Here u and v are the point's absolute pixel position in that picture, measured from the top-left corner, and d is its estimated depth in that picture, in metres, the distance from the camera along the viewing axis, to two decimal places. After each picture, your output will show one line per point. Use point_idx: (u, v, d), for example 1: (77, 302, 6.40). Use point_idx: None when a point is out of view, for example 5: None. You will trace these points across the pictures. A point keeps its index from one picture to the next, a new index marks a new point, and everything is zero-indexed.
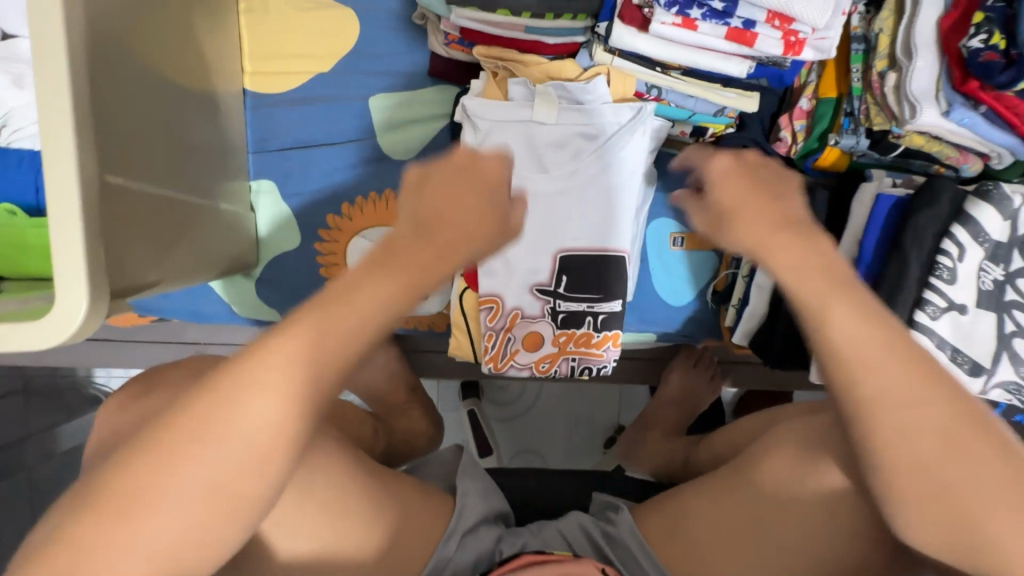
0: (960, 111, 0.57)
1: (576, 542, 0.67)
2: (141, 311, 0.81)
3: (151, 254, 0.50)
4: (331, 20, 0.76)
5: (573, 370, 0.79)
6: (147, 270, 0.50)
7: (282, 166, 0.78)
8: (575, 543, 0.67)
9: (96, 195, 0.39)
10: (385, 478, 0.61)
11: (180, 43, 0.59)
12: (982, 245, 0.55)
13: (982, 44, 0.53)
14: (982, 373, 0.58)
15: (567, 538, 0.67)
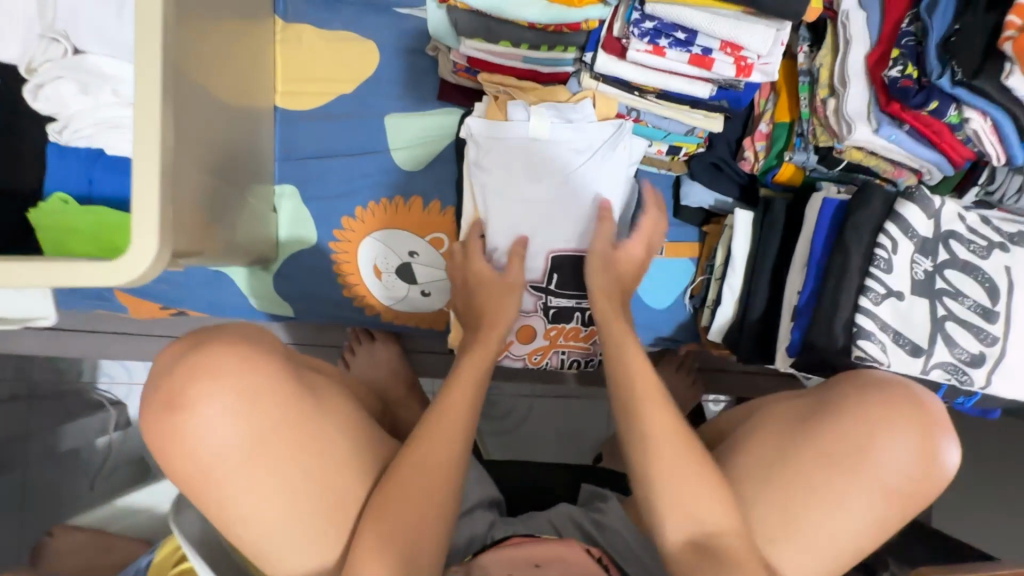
0: (887, 128, 0.68)
1: (562, 525, 0.81)
2: (163, 303, 0.88)
3: (198, 227, 0.57)
4: (356, 50, 0.87)
5: (564, 362, 0.86)
6: (194, 239, 0.57)
7: (304, 173, 0.87)
8: (561, 526, 0.80)
9: (170, 162, 0.47)
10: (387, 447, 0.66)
11: (226, 57, 0.69)
12: (912, 238, 0.64)
13: (899, 74, 0.65)
14: (921, 355, 0.65)
15: (556, 526, 0.80)
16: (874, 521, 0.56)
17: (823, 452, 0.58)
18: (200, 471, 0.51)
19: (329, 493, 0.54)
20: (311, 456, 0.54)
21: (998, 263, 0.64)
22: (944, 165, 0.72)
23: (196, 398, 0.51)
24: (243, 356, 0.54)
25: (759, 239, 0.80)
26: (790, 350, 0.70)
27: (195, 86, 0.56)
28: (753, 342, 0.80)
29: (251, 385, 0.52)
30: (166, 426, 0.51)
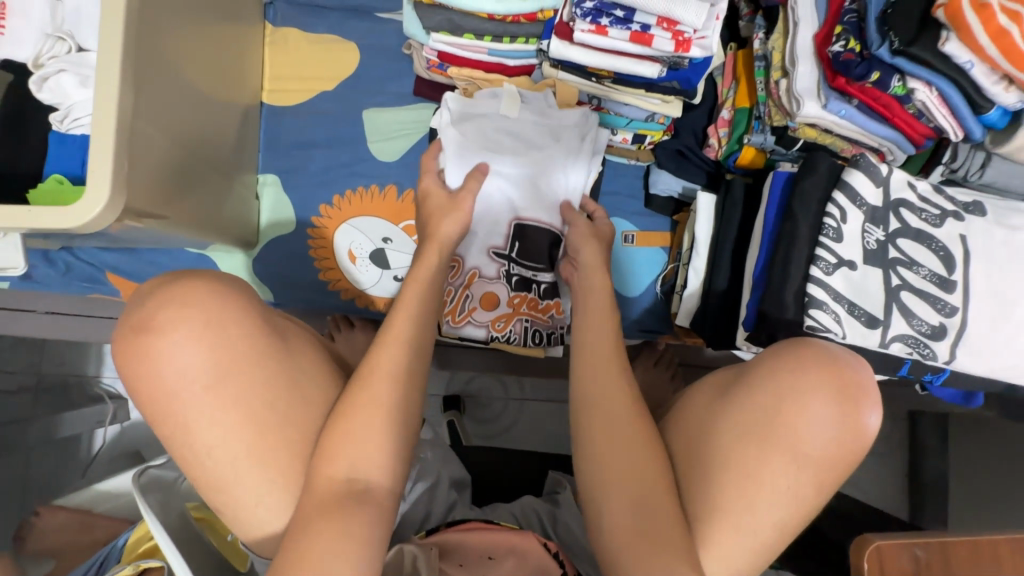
0: (836, 104, 0.69)
1: (522, 517, 0.79)
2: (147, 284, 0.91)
3: (159, 193, 0.61)
4: (339, 51, 0.94)
5: (525, 332, 0.86)
6: (157, 203, 0.61)
7: (286, 164, 0.92)
8: (520, 518, 0.79)
9: (129, 120, 0.52)
10: None
11: (209, 48, 0.75)
12: (860, 207, 0.64)
13: (841, 48, 0.66)
14: (878, 326, 0.64)
15: (516, 515, 0.79)
16: (824, 490, 0.55)
17: (767, 413, 0.55)
18: (165, 394, 0.52)
19: (286, 437, 0.55)
20: (269, 395, 0.55)
21: (951, 231, 0.66)
22: (903, 143, 0.72)
23: (169, 322, 0.51)
24: (219, 289, 0.55)
25: (720, 219, 0.80)
26: (746, 324, 0.69)
27: (166, 62, 0.62)
28: (716, 319, 0.80)
29: (221, 318, 0.53)
30: (136, 349, 0.51)
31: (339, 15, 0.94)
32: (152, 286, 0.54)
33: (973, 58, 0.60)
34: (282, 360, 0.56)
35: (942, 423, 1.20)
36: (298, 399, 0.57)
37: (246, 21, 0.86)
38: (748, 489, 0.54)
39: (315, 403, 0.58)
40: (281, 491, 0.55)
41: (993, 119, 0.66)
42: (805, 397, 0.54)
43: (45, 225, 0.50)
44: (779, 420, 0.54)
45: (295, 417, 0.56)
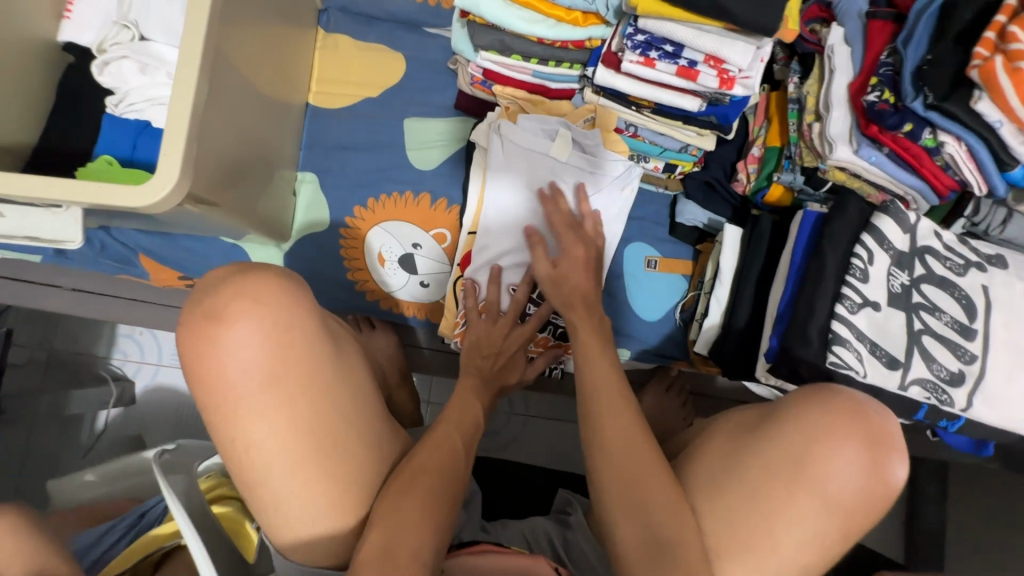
0: (869, 150, 0.71)
1: (533, 539, 0.78)
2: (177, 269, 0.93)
3: (214, 181, 0.64)
4: (386, 60, 0.97)
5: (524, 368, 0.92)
6: (211, 191, 0.63)
7: (324, 164, 0.94)
8: (532, 540, 0.78)
9: (200, 112, 0.55)
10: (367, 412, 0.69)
11: (267, 49, 0.78)
12: (887, 251, 0.66)
13: (876, 98, 0.69)
14: (898, 367, 0.65)
15: (527, 538, 0.78)
16: (843, 530, 0.56)
17: (794, 454, 0.56)
18: (225, 386, 0.52)
19: (325, 443, 0.55)
20: (317, 398, 0.55)
21: (973, 281, 0.68)
22: (929, 193, 0.75)
23: (242, 314, 0.53)
24: (286, 288, 0.55)
25: (746, 252, 0.83)
26: (767, 356, 0.70)
27: (232, 59, 0.65)
28: (736, 349, 0.81)
29: (287, 317, 0.54)
30: (204, 336, 0.52)
31: (389, 26, 0.98)
32: (227, 276, 0.56)
33: (1002, 118, 0.63)
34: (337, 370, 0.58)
35: (942, 474, 1.20)
36: (343, 406, 0.57)
37: (301, 25, 0.90)
38: (773, 524, 0.55)
39: (354, 409, 0.58)
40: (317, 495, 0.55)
41: (1017, 178, 0.69)
42: (832, 443, 0.55)
43: (113, 203, 0.52)
44: (806, 461, 0.55)
45: (343, 423, 0.56)
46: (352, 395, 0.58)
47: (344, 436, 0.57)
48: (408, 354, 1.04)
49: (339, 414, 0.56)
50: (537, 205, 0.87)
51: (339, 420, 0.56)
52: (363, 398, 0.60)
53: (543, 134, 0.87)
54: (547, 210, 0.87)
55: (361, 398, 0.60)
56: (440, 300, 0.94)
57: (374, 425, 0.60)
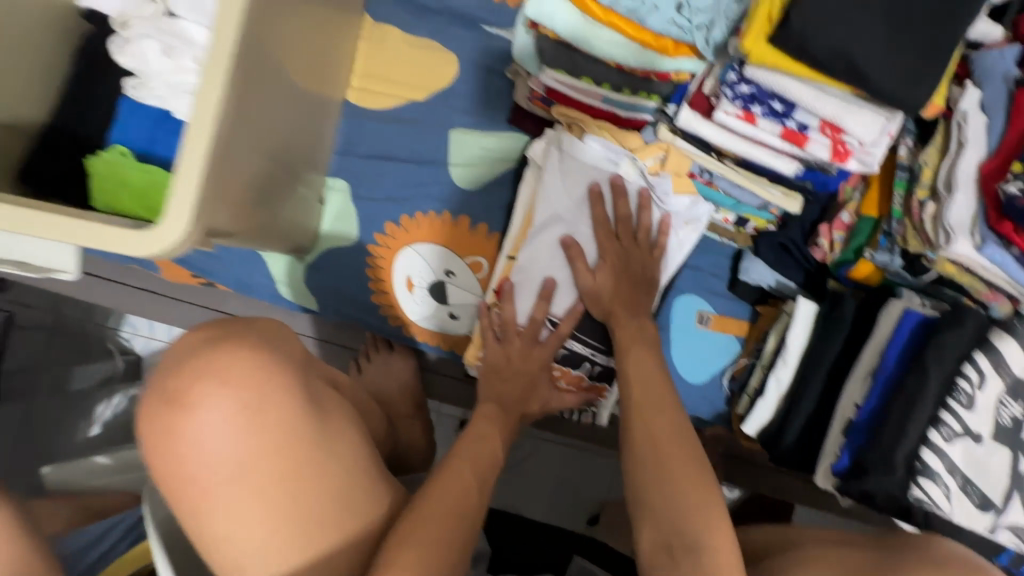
0: (992, 249, 0.60)
1: None
2: (189, 269, 0.86)
3: (236, 210, 0.57)
4: (437, 60, 0.86)
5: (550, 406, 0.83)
6: (231, 222, 0.56)
7: (357, 172, 0.85)
8: None
9: (216, 143, 0.47)
10: None
11: (306, 43, 0.68)
12: (1003, 377, 0.57)
13: (1019, 190, 0.58)
14: (991, 510, 0.57)
15: None
16: None
17: None
18: (191, 484, 0.47)
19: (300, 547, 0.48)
20: (285, 497, 0.48)
21: None
22: None
23: (207, 399, 0.48)
24: (258, 361, 0.50)
25: (821, 332, 0.73)
26: (837, 468, 0.62)
27: (265, 65, 0.56)
28: (795, 441, 0.73)
29: (258, 395, 0.49)
30: (167, 426, 0.47)
31: (444, 21, 0.87)
32: (200, 344, 0.52)
33: None
34: (312, 456, 0.49)
35: None
36: (319, 498, 0.49)
37: (348, 14, 0.80)
38: None
39: (338, 501, 0.50)
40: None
41: None
42: None
43: (114, 250, 0.47)
44: None
45: (325, 520, 0.49)
46: (332, 483, 0.50)
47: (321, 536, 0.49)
48: (426, 381, 0.96)
49: (316, 511, 0.49)
50: (584, 234, 0.77)
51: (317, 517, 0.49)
52: (357, 481, 0.52)
53: (608, 157, 0.76)
54: (596, 241, 0.77)
55: (351, 481, 0.51)
56: (468, 335, 0.86)
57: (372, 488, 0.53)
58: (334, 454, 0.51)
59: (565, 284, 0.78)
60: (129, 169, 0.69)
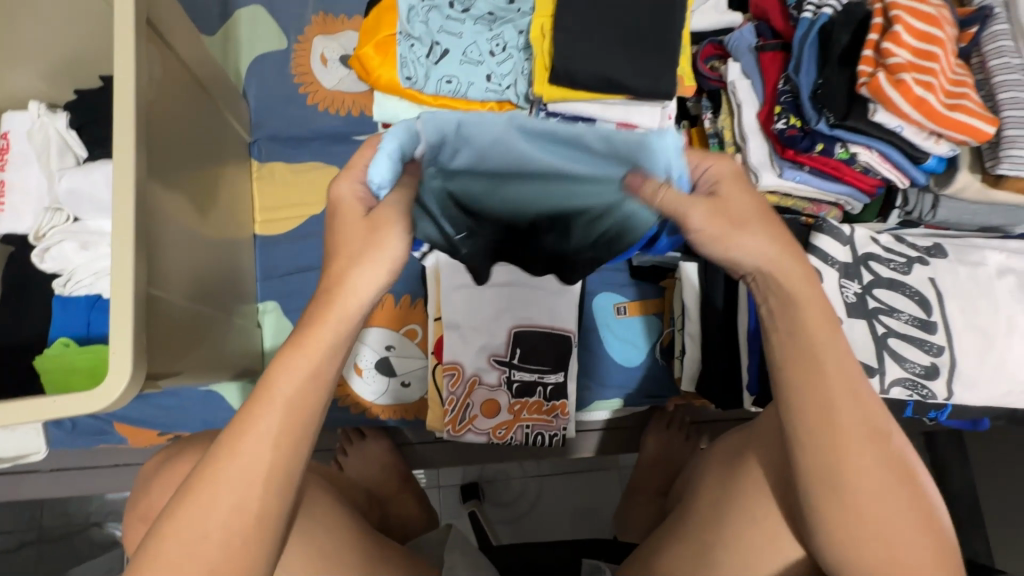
0: (790, 172, 0.75)
1: None
2: (140, 426, 0.89)
3: (163, 357, 0.65)
4: (323, 177, 0.99)
5: (519, 431, 0.89)
6: (160, 364, 0.64)
7: (282, 290, 0.96)
8: None
9: (140, 300, 0.57)
10: (375, 542, 0.64)
11: (203, 196, 0.79)
12: (833, 266, 0.68)
13: (783, 126, 0.72)
14: (876, 374, 0.66)
15: None
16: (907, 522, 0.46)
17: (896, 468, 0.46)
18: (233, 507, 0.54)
19: (294, 471, 0.45)
20: (154, 212, 0.64)
21: (920, 276, 0.69)
22: (858, 195, 0.77)
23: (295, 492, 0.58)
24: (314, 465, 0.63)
25: (706, 286, 0.83)
26: (751, 386, 0.78)
27: (166, 215, 0.66)
28: (721, 384, 0.82)
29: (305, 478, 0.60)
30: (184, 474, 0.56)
31: (320, 143, 1.00)
32: (156, 469, 0.63)
33: (901, 122, 0.67)
34: (313, 324, 0.47)
35: (961, 437, 1.14)
36: (282, 397, 0.45)
37: (233, 164, 0.92)
38: (781, 545, 0.54)
39: (279, 470, 0.45)
40: (277, 444, 0.45)
41: (934, 165, 0.72)
42: (865, 451, 0.46)
43: (89, 408, 0.55)
44: (865, 459, 0.46)
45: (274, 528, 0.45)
46: (307, 378, 0.46)
47: (280, 517, 0.45)
48: (406, 454, 1.00)
49: (288, 415, 0.45)
50: None
51: (279, 417, 0.45)
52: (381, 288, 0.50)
53: None
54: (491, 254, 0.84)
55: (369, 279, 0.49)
56: (423, 397, 0.93)
57: (332, 511, 0.61)
58: (325, 332, 0.47)
59: (464, 328, 0.86)
60: (69, 357, 0.76)
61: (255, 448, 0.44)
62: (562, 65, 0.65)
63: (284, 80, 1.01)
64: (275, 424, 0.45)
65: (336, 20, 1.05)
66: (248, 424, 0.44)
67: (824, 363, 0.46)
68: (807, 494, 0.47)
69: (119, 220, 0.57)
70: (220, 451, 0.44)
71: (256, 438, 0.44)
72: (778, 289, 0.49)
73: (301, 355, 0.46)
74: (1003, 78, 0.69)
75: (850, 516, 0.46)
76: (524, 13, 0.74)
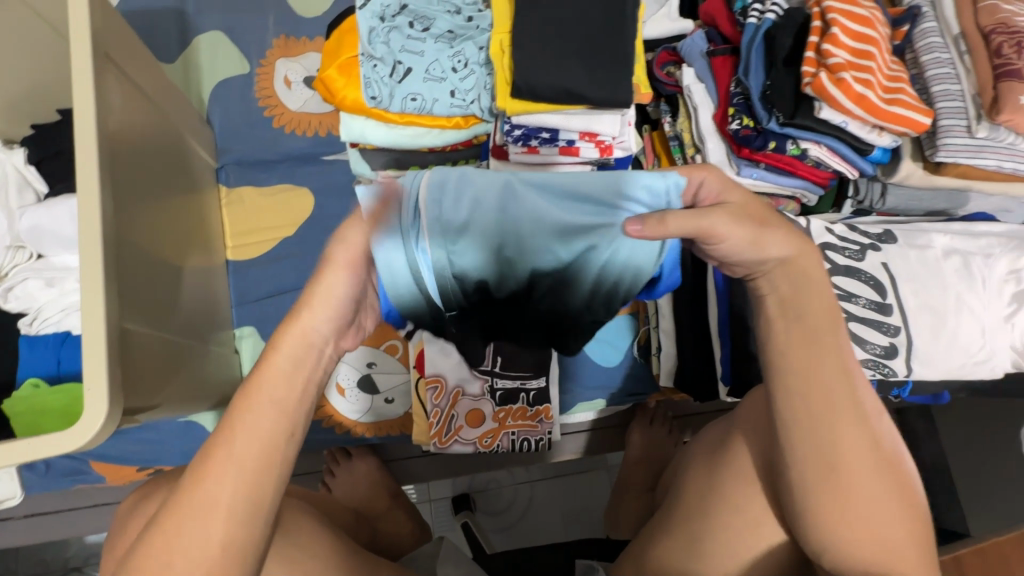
0: (747, 169, 0.78)
1: None
2: (117, 463, 0.87)
3: (139, 391, 0.64)
4: (294, 199, 0.99)
5: (505, 438, 0.90)
6: (134, 399, 0.63)
7: (259, 315, 0.95)
8: None
9: (112, 334, 0.56)
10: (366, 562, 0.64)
11: (172, 226, 0.78)
12: None
13: (738, 126, 0.76)
14: None
15: None
16: (891, 497, 0.48)
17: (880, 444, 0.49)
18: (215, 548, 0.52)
19: (264, 499, 0.44)
20: (123, 244, 0.63)
21: (874, 261, 0.73)
22: (812, 188, 0.81)
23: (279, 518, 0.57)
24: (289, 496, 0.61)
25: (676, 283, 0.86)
26: (725, 378, 0.80)
27: (134, 247, 0.66)
28: (698, 377, 0.84)
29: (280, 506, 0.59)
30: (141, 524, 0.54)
31: (288, 165, 1.00)
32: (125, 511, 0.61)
33: (846, 118, 0.70)
34: (275, 351, 0.47)
35: (928, 413, 1.18)
36: (246, 427, 0.44)
37: (201, 191, 0.91)
38: (761, 529, 0.57)
39: (251, 499, 0.43)
40: (244, 477, 0.43)
41: (879, 156, 0.76)
42: (852, 429, 0.48)
43: (64, 448, 0.54)
44: (854, 437, 0.48)
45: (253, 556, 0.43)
46: (272, 404, 0.45)
47: (255, 548, 0.44)
48: (394, 470, 1.00)
49: (251, 442, 0.44)
50: None
51: (241, 446, 0.44)
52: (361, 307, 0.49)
53: None
54: None
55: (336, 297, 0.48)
56: (407, 411, 0.94)
57: (319, 534, 0.61)
58: (290, 357, 0.47)
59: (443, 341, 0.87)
60: (39, 398, 0.74)
61: (221, 481, 0.43)
62: (523, 79, 0.67)
63: (248, 105, 1.01)
64: (243, 456, 0.43)
65: (298, 42, 1.05)
66: (213, 461, 0.43)
67: (820, 346, 0.49)
68: (802, 470, 0.49)
69: (86, 255, 0.56)
70: (186, 490, 0.43)
71: (223, 471, 0.43)
72: (775, 279, 0.51)
73: (261, 385, 0.45)
74: (935, 71, 0.73)
75: (839, 490, 0.48)
76: (483, 30, 0.76)
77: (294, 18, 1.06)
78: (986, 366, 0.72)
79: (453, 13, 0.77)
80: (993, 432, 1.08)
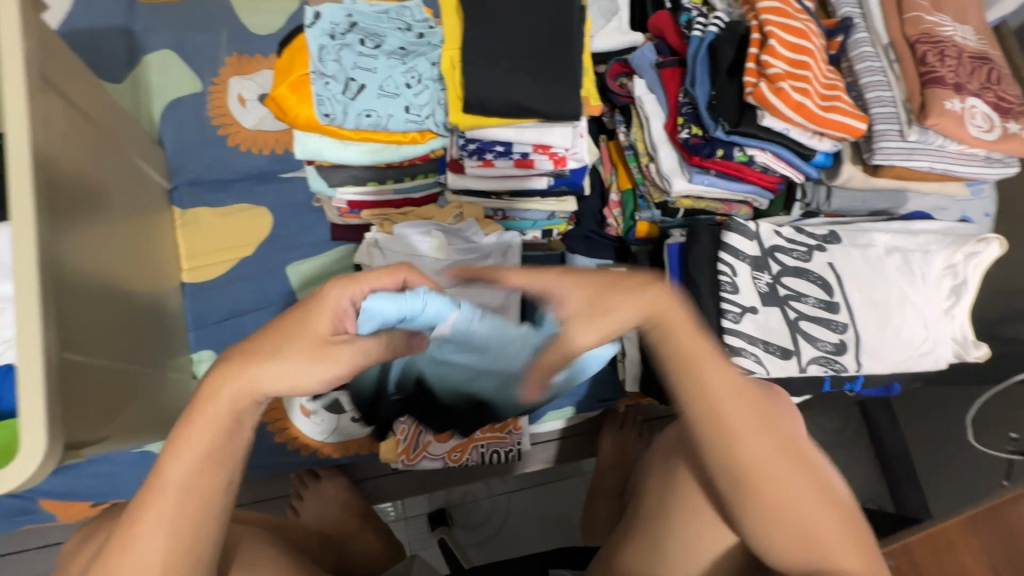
0: (699, 176, 0.80)
1: None
2: (68, 499, 0.83)
3: (85, 425, 0.61)
4: (252, 218, 0.97)
5: (475, 451, 0.90)
6: (80, 433, 0.60)
7: (217, 338, 0.93)
8: None
9: (51, 366, 0.54)
10: None
11: (121, 250, 0.76)
12: (744, 260, 0.74)
13: (687, 135, 0.78)
14: (792, 356, 0.71)
15: None
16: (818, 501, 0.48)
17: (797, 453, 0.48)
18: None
19: (198, 557, 0.42)
20: (67, 272, 0.61)
21: (820, 261, 0.76)
22: (762, 192, 0.84)
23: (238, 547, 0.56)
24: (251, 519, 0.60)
25: None
26: None
27: (79, 274, 0.64)
28: (661, 380, 0.86)
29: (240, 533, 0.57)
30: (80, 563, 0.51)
31: (244, 184, 0.99)
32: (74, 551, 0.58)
33: (788, 125, 0.73)
34: (203, 403, 0.43)
35: (888, 404, 1.22)
36: (173, 486, 0.42)
37: (152, 213, 0.89)
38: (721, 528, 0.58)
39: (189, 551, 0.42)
40: (177, 534, 0.41)
41: (822, 160, 0.79)
42: (765, 439, 0.47)
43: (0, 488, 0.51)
44: (767, 447, 0.47)
45: None
46: (203, 460, 0.42)
47: None
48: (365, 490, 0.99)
49: (185, 504, 0.42)
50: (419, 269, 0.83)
51: (174, 509, 0.41)
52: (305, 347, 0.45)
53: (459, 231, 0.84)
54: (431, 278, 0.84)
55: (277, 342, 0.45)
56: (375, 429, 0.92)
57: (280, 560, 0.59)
58: (217, 409, 0.43)
59: None
60: None
61: (148, 541, 0.41)
62: (474, 94, 0.68)
63: (201, 124, 1.00)
64: (174, 514, 0.41)
65: (252, 59, 1.04)
66: (139, 521, 0.41)
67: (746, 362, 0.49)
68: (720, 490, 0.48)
69: (21, 285, 0.54)
70: (113, 554, 0.41)
71: (152, 532, 0.41)
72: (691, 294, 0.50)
73: (185, 441, 0.42)
74: (869, 79, 0.77)
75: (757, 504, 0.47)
76: (434, 46, 0.77)
77: (247, 35, 1.05)
78: (930, 357, 0.75)
79: (404, 30, 0.77)
80: (948, 420, 1.12)
